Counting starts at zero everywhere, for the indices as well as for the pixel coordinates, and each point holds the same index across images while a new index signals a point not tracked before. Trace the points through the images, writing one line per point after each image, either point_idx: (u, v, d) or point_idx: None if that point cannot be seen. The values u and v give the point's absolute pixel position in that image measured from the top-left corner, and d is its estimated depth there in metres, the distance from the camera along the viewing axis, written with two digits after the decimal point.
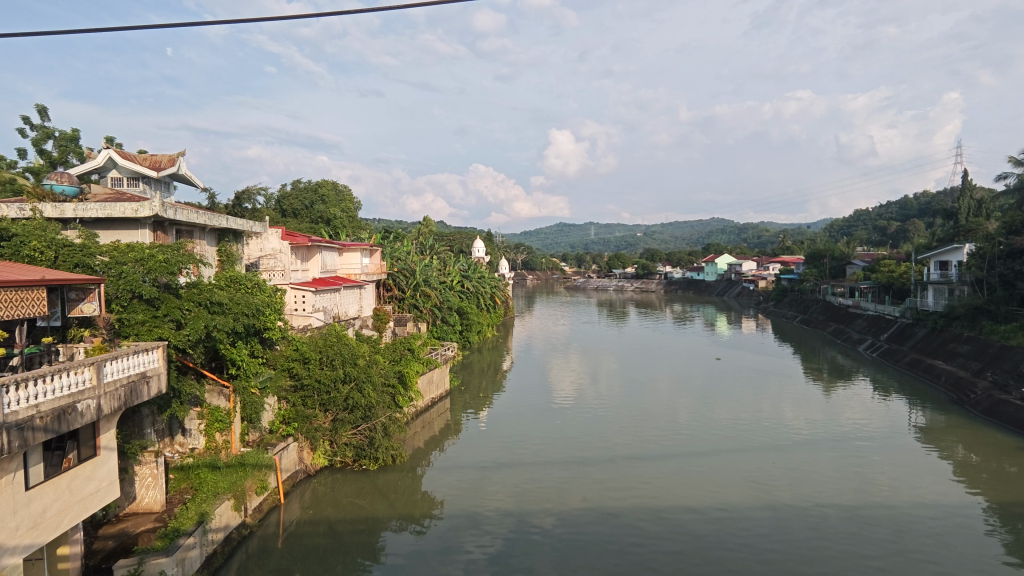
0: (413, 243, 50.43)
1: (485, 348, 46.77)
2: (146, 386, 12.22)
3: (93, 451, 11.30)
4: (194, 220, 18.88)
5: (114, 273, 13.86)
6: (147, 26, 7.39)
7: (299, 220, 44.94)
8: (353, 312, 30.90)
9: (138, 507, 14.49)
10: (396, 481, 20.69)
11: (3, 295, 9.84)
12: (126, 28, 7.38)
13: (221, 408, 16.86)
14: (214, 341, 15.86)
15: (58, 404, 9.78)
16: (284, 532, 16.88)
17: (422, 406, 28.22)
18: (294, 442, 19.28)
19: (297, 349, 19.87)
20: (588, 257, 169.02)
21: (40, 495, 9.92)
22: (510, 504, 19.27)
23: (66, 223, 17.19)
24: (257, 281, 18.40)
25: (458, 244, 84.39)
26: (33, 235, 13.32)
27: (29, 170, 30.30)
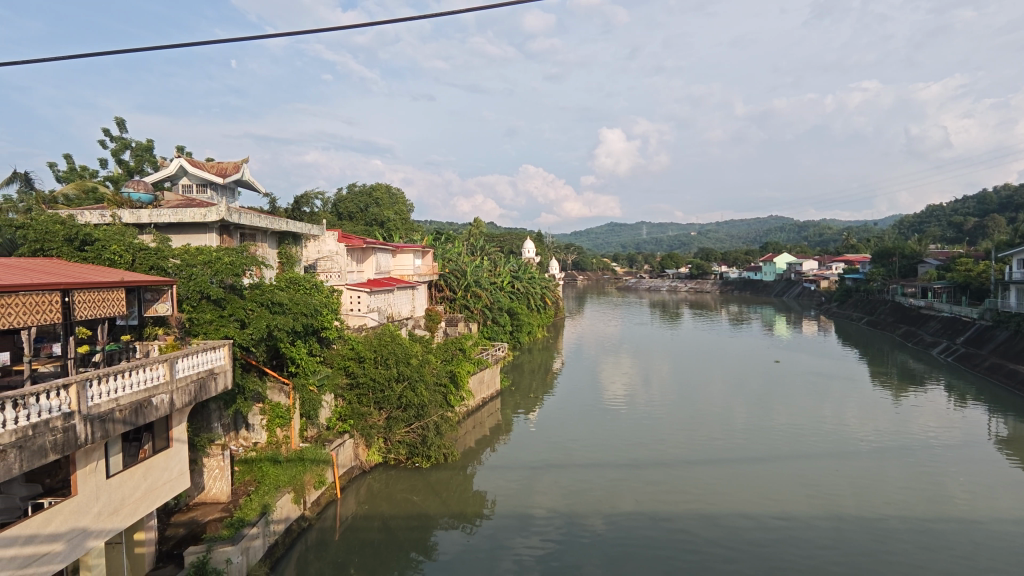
0: (464, 244, 50.98)
1: (536, 349, 46.76)
2: (214, 381, 12.84)
3: (166, 442, 11.97)
4: (257, 223, 19.73)
5: (185, 275, 14.63)
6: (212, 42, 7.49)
7: (354, 223, 46.26)
8: (406, 312, 31.52)
9: (206, 497, 15.29)
10: (447, 479, 20.97)
11: (89, 296, 10.59)
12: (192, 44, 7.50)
13: (281, 404, 17.34)
14: (276, 340, 16.54)
15: (136, 398, 10.41)
16: (341, 526, 17.37)
17: (473, 405, 28.50)
18: (350, 438, 19.86)
19: (353, 348, 20.43)
20: (640, 257, 166.39)
21: (120, 483, 10.58)
22: (561, 506, 19.17)
23: (142, 228, 18.29)
24: (315, 282, 19.03)
25: (508, 245, 84.76)
26: (113, 239, 14.22)
27: (108, 179, 32.38)
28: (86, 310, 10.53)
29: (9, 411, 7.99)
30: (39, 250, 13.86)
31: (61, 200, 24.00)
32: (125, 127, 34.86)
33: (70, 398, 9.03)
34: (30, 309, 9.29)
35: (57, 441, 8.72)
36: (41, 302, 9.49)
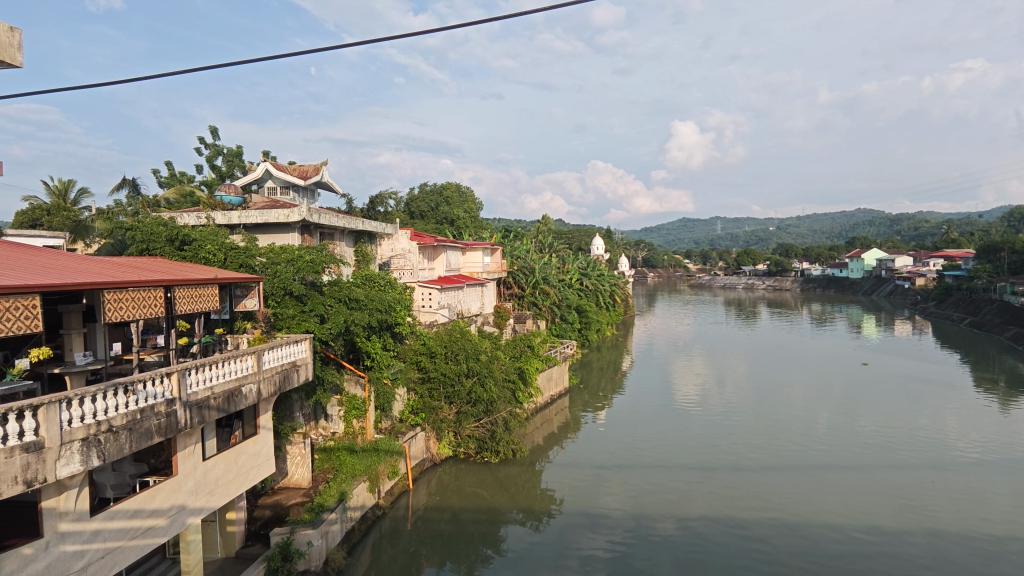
0: (532, 241, 51.09)
1: (605, 347, 46.21)
2: (296, 373, 13.56)
3: (254, 430, 12.76)
4: (335, 223, 20.67)
5: (270, 272, 15.57)
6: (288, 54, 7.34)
7: (426, 221, 47.48)
8: (475, 309, 32.01)
9: (289, 482, 16.17)
10: (516, 475, 21.15)
11: (187, 292, 11.45)
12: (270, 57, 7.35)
13: (358, 396, 18.14)
14: (353, 335, 17.29)
15: (227, 387, 11.16)
16: (413, 516, 17.86)
17: (542, 402, 28.53)
18: (422, 431, 20.39)
19: (425, 343, 21.04)
20: (714, 253, 160.47)
21: (214, 466, 11.40)
22: (630, 507, 18.83)
23: (232, 228, 19.54)
24: (389, 279, 19.66)
25: (576, 242, 84.23)
26: (207, 239, 15.28)
27: (204, 183, 34.85)
28: (185, 305, 11.40)
29: (121, 396, 8.80)
30: (145, 250, 15.14)
31: (163, 204, 26.06)
32: (218, 135, 37.32)
33: (171, 386, 9.81)
34: (138, 303, 10.16)
35: (161, 425, 9.49)
36: (147, 297, 10.36)
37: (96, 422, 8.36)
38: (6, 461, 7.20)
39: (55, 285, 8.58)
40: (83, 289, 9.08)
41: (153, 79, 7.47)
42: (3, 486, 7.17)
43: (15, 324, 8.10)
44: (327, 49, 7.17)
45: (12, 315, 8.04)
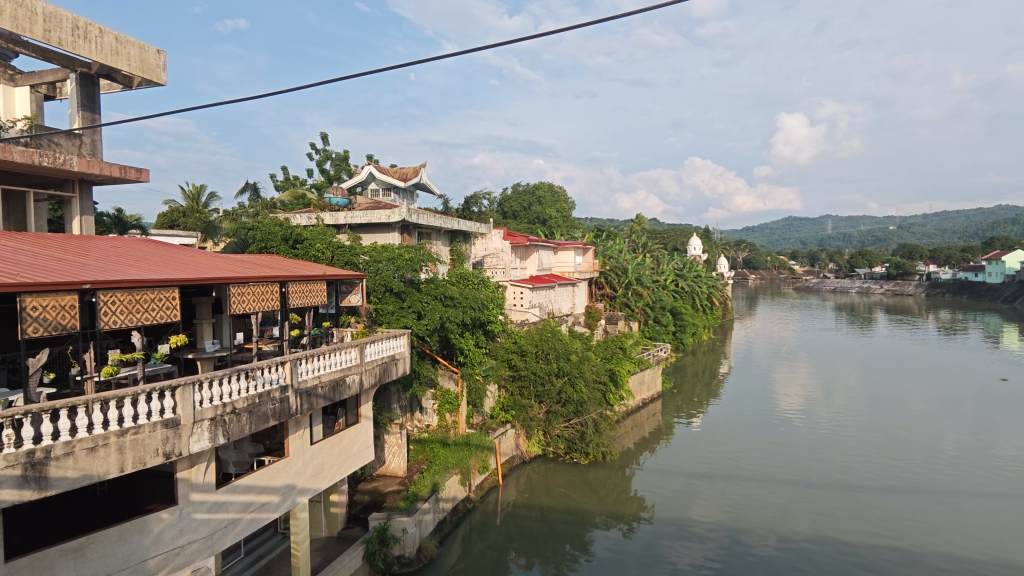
0: (625, 241, 50.14)
1: (700, 351, 44.44)
2: (395, 366, 14.20)
3: (356, 418, 13.52)
4: (432, 223, 21.43)
5: (373, 270, 16.39)
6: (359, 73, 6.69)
7: (519, 221, 48.09)
8: (566, 309, 31.96)
9: (386, 470, 16.90)
10: (606, 479, 20.84)
11: (299, 287, 12.35)
12: (342, 77, 6.78)
13: (451, 391, 18.72)
14: (448, 331, 17.88)
15: (333, 377, 11.92)
16: (502, 512, 18.10)
17: (633, 406, 27.97)
18: (512, 428, 20.64)
19: (516, 342, 21.35)
20: (824, 255, 149.33)
21: (320, 450, 12.20)
22: (724, 520, 17.98)
23: (339, 228, 20.81)
24: (482, 278, 20.08)
25: (671, 242, 81.58)
26: (317, 239, 16.38)
27: (315, 186, 37.40)
28: (297, 299, 12.32)
29: (243, 381, 9.65)
30: (264, 248, 16.51)
31: (279, 206, 28.24)
32: (328, 140, 39.74)
33: (285, 373, 10.63)
34: (258, 296, 11.11)
35: (276, 409, 10.30)
36: (265, 291, 11.30)
37: (221, 403, 9.21)
38: (150, 434, 8.14)
39: (191, 279, 9.58)
40: (212, 283, 10.06)
41: (230, 104, 7.18)
42: (146, 456, 8.11)
43: (157, 313, 9.12)
44: (423, 62, 6.40)
45: (156, 306, 9.07)
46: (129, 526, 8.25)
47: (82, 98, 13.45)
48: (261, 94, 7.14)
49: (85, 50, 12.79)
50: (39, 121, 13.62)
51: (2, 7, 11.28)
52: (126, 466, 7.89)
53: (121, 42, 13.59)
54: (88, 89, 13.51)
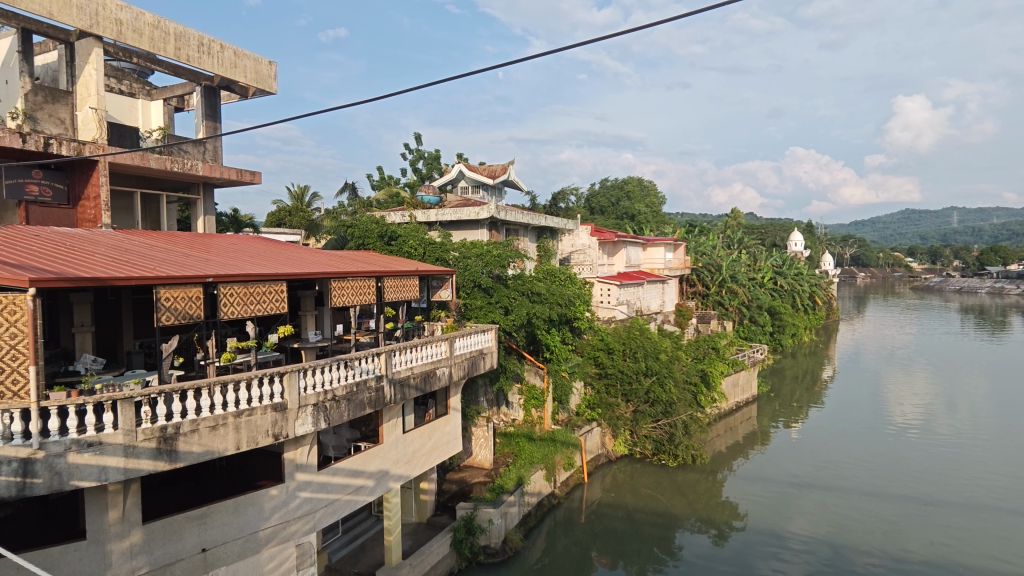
0: (718, 237, 48.05)
1: (801, 354, 41.75)
2: (483, 360, 14.50)
3: (445, 410, 13.96)
4: (520, 219, 21.63)
5: (463, 265, 16.82)
6: (437, 82, 6.32)
7: (606, 217, 47.48)
8: (655, 307, 31.16)
9: (473, 462, 17.22)
10: (695, 482, 20.15)
11: (393, 282, 12.92)
12: (420, 86, 6.42)
13: (537, 386, 18.82)
14: (533, 327, 18.01)
15: (424, 368, 12.36)
16: (587, 509, 18.00)
17: (725, 409, 26.79)
18: (598, 426, 20.44)
19: (603, 339, 21.14)
20: (947, 251, 135.17)
21: (412, 439, 12.71)
22: (826, 535, 16.80)
23: (430, 225, 21.42)
24: (569, 274, 20.02)
25: (769, 237, 77.12)
26: (410, 236, 17.05)
27: (408, 186, 38.85)
28: (391, 293, 12.89)
29: (343, 370, 10.23)
30: (361, 245, 17.38)
31: (375, 205, 29.59)
32: (420, 140, 41.08)
33: (380, 364, 11.15)
34: (356, 289, 11.74)
35: (372, 398, 10.83)
36: (363, 285, 11.92)
37: (323, 390, 9.82)
38: (261, 416, 8.84)
39: (298, 274, 10.29)
40: (316, 278, 10.75)
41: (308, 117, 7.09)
42: (258, 436, 8.82)
43: (268, 304, 9.88)
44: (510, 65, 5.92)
45: (267, 298, 9.83)
46: (243, 499, 9.01)
47: (206, 108, 14.78)
48: (339, 107, 6.93)
49: (209, 65, 14.04)
50: (170, 131, 15.11)
51: (142, 30, 12.59)
52: (241, 444, 8.61)
53: (238, 55, 14.80)
54: (211, 100, 14.83)
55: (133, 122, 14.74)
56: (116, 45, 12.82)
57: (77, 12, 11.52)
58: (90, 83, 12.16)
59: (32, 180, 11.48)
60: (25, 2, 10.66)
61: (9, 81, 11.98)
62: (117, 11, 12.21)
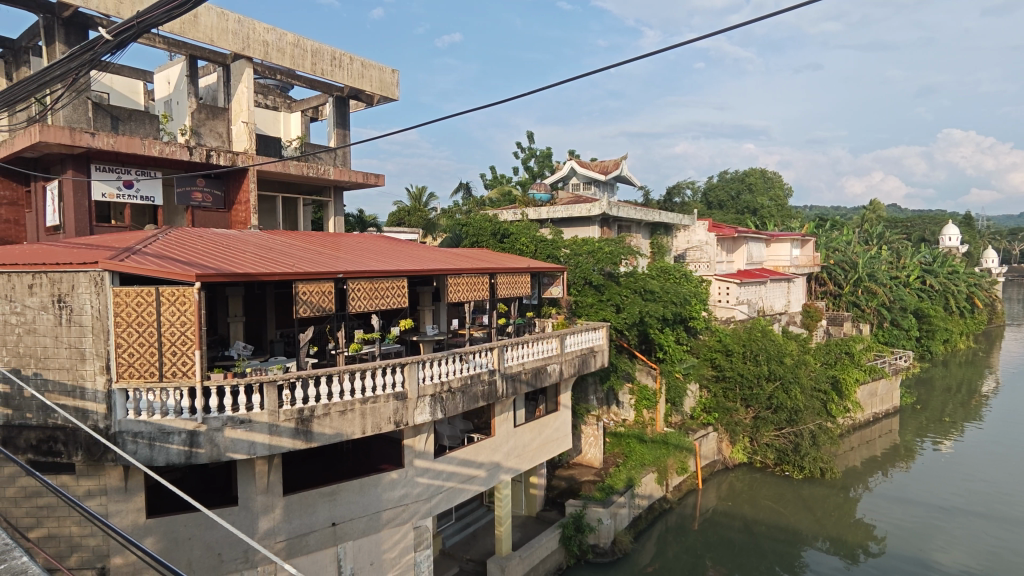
0: (854, 232, 43.80)
1: (955, 363, 36.97)
2: (594, 358, 14.38)
3: (555, 406, 14.13)
4: (633, 215, 21.17)
5: (573, 263, 16.81)
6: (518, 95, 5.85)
7: (725, 211, 45.07)
8: (779, 307, 29.12)
9: (582, 459, 17.15)
10: (824, 498, 18.60)
11: (505, 278, 13.19)
12: (499, 102, 5.98)
13: (649, 387, 18.33)
14: (646, 326, 17.54)
15: (535, 364, 12.50)
16: (701, 517, 17.24)
17: (861, 420, 24.43)
18: (714, 431, 19.53)
19: (721, 340, 20.09)
20: None
21: (522, 433, 12.93)
22: (983, 569, 14.76)
23: (541, 222, 21.58)
24: (684, 272, 19.28)
25: (917, 231, 68.91)
26: (522, 234, 17.35)
27: (519, 184, 39.41)
28: (504, 290, 13.20)
29: (457, 363, 10.65)
30: (475, 243, 17.91)
31: (488, 203, 30.37)
32: (532, 138, 41.42)
33: (492, 358, 11.46)
34: (470, 285, 12.13)
35: (484, 391, 11.15)
36: (478, 282, 12.31)
37: (440, 382, 10.28)
38: (384, 404, 9.43)
39: (418, 271, 10.83)
40: (435, 274, 11.26)
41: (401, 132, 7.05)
42: (381, 422, 9.41)
43: (390, 299, 10.53)
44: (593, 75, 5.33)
45: (389, 293, 10.47)
46: (367, 479, 9.70)
47: (337, 117, 16.00)
48: (424, 123, 6.72)
49: (340, 77, 15.17)
50: (307, 139, 16.54)
51: (284, 49, 13.90)
52: (367, 429, 9.25)
53: (365, 66, 15.84)
54: (342, 109, 16.03)
55: (276, 133, 16.32)
56: (262, 64, 14.26)
57: (231, 37, 12.93)
58: (242, 100, 13.64)
59: (197, 188, 13.10)
60: (192, 31, 12.13)
61: (178, 102, 13.78)
62: (264, 34, 13.54)
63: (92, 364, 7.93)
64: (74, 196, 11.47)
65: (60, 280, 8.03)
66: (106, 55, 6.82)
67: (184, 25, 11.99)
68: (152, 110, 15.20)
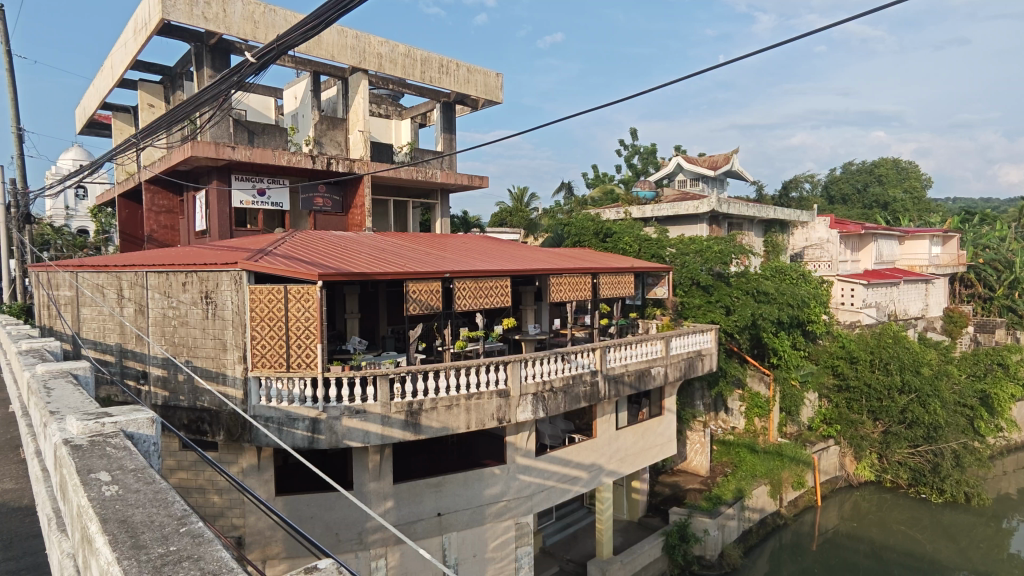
0: (1010, 226, 38.45)
1: None
2: (701, 362, 13.80)
3: (659, 410, 13.78)
4: (745, 212, 20.04)
5: (679, 262, 16.23)
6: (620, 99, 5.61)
7: (850, 206, 41.42)
8: (915, 310, 26.29)
9: (688, 467, 16.50)
10: (969, 527, 16.59)
11: (608, 279, 13.02)
12: (601, 106, 5.78)
13: (762, 395, 17.31)
14: (759, 329, 16.52)
15: (639, 366, 12.21)
16: (820, 536, 16.04)
17: (1016, 442, 21.47)
18: (836, 445, 18.04)
19: (844, 346, 18.48)
20: None
21: (625, 436, 12.70)
22: None
23: (646, 221, 21.04)
24: (803, 272, 17.99)
25: None
26: (626, 233, 17.05)
27: (622, 182, 38.69)
28: (607, 290, 13.03)
29: (560, 363, 10.67)
30: (577, 243, 17.87)
31: (590, 202, 30.10)
32: (636, 135, 40.45)
33: (595, 359, 11.36)
34: (573, 285, 12.09)
35: (587, 392, 11.08)
36: (580, 281, 12.25)
37: (542, 381, 10.35)
38: (488, 401, 9.65)
39: (521, 271, 10.97)
40: (538, 274, 11.34)
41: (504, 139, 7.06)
42: (485, 419, 9.65)
43: (494, 298, 10.77)
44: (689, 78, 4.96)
45: (493, 292, 10.71)
46: (471, 474, 9.97)
47: (444, 122, 16.61)
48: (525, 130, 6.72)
49: (447, 83, 15.71)
50: (417, 144, 17.31)
51: (396, 59, 14.67)
52: (471, 424, 9.52)
53: (471, 71, 16.30)
54: (448, 114, 16.62)
55: (389, 139, 17.25)
56: (377, 75, 15.12)
57: (350, 52, 13.82)
58: (359, 110, 14.54)
59: (319, 194, 14.14)
60: (316, 50, 13.14)
61: (304, 115, 14.96)
62: (378, 46, 14.34)
63: (232, 354, 8.83)
64: (218, 204, 12.81)
65: (207, 278, 9.01)
66: (251, 76, 7.54)
67: (309, 45, 13.01)
68: (281, 123, 16.63)
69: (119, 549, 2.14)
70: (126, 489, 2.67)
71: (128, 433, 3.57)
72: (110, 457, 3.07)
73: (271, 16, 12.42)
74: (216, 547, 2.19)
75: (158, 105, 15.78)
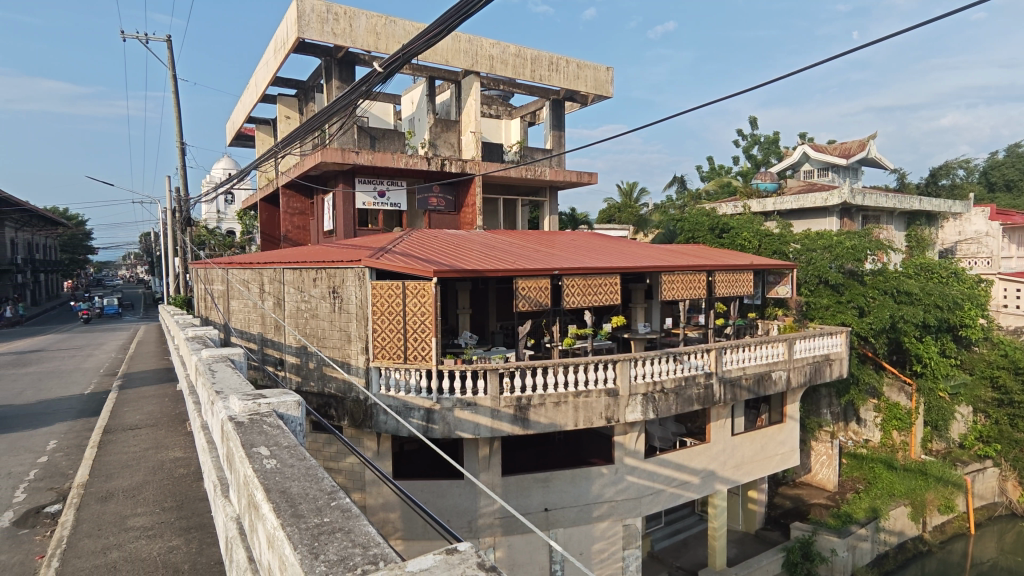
0: None
1: None
2: (829, 367, 12.75)
3: (780, 417, 12.92)
4: (883, 203, 18.19)
5: (805, 259, 15.07)
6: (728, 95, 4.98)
7: (1016, 194, 36.12)
8: None
9: (812, 479, 15.31)
10: None
11: (724, 276, 12.40)
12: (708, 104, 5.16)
13: (902, 406, 15.69)
14: (899, 333, 14.91)
15: (758, 369, 11.50)
16: (972, 569, 14.20)
17: None
18: (994, 467, 15.92)
19: (1007, 354, 16.19)
20: None
21: (741, 442, 12.02)
22: None
23: (766, 215, 19.74)
24: (953, 269, 16.03)
25: None
26: (744, 227, 16.12)
27: (740, 175, 36.60)
28: (722, 289, 12.41)
29: (671, 363, 10.35)
30: (691, 239, 17.26)
31: (705, 196, 28.79)
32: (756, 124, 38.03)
33: (709, 360, 10.86)
34: (687, 283, 11.66)
35: (700, 395, 10.64)
36: (694, 279, 11.77)
37: (653, 381, 10.09)
38: (596, 399, 9.57)
39: (631, 268, 10.73)
40: (649, 271, 11.05)
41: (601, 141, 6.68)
42: (593, 417, 9.58)
43: (603, 295, 10.65)
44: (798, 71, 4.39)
45: (602, 290, 10.60)
46: (579, 471, 9.96)
47: (553, 119, 16.68)
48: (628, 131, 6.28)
49: (557, 80, 15.75)
50: (526, 143, 17.53)
51: (507, 60, 14.93)
52: (580, 422, 9.49)
53: (581, 67, 16.22)
54: (558, 111, 16.67)
55: (499, 139, 17.63)
56: (488, 77, 15.50)
57: (463, 56, 14.29)
58: (471, 112, 14.99)
59: (433, 194, 14.83)
60: (431, 55, 13.72)
61: (420, 119, 15.69)
62: (490, 48, 14.69)
63: (356, 346, 9.48)
64: (344, 206, 13.91)
65: (335, 275, 9.75)
66: (378, 85, 8.01)
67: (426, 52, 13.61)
68: (399, 128, 17.56)
69: (281, 516, 2.39)
70: (283, 463, 2.97)
71: (279, 413, 3.97)
72: (268, 434, 3.44)
73: (392, 26, 13.15)
74: (361, 521, 2.37)
75: (293, 116, 17.32)
